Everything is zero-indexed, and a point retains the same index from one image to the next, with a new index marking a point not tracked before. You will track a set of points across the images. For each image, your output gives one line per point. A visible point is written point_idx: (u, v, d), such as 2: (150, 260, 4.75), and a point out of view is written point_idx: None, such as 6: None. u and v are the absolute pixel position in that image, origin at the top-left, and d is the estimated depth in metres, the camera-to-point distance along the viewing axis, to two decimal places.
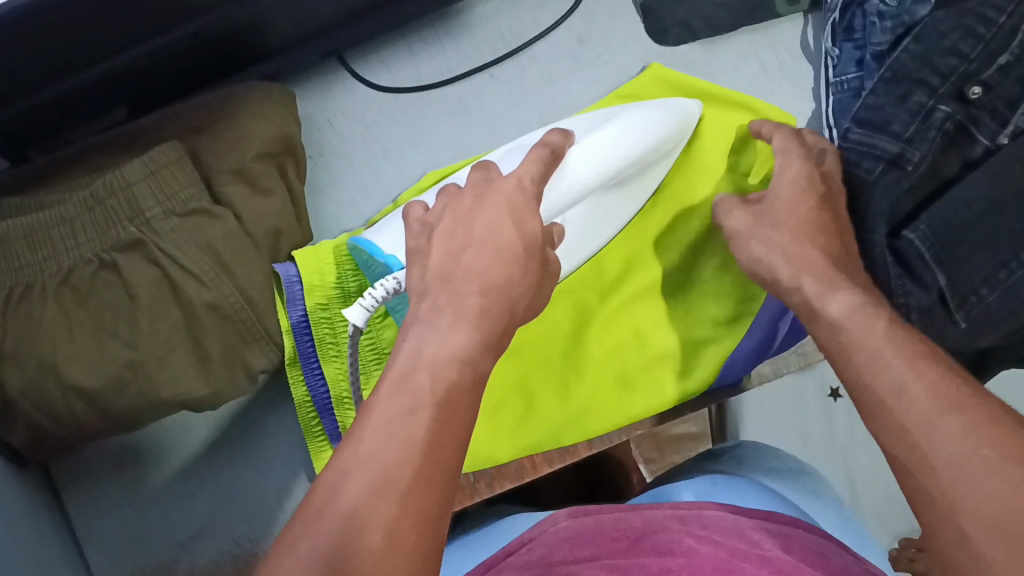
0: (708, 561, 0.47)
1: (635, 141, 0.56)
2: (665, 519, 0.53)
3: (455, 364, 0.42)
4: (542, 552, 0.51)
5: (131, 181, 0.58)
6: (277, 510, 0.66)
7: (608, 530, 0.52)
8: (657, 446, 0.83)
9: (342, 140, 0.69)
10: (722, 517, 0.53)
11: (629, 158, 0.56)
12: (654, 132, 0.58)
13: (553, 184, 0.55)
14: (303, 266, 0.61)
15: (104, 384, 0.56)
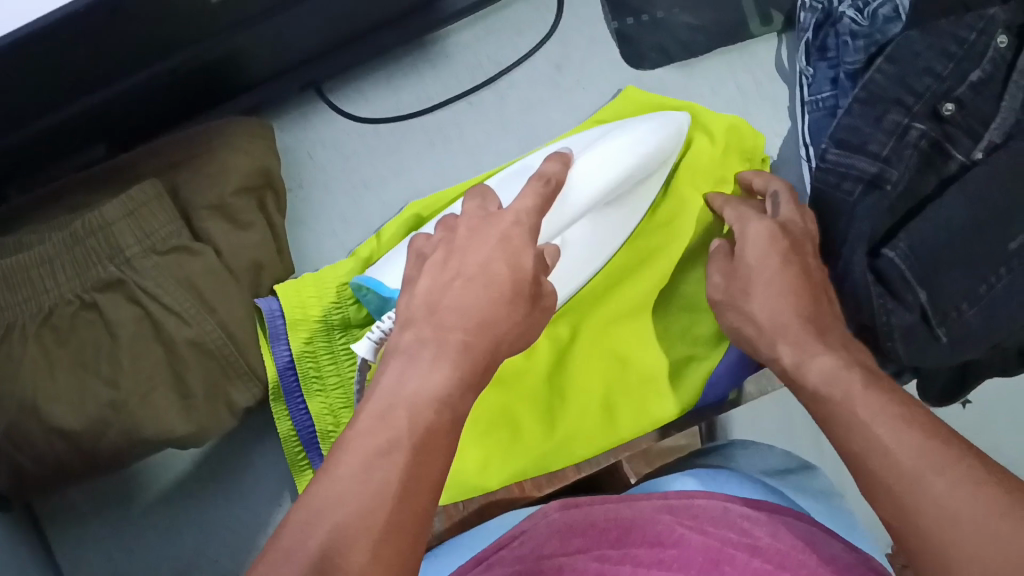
0: (698, 560, 0.48)
1: (631, 152, 0.59)
2: (656, 510, 0.53)
3: (440, 397, 0.42)
4: (530, 548, 0.51)
5: (111, 220, 0.57)
6: (265, 544, 0.66)
7: (598, 522, 0.52)
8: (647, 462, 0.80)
9: (322, 171, 0.69)
10: (711, 505, 0.54)
11: (625, 171, 0.58)
12: (653, 145, 0.60)
13: (556, 210, 0.56)
14: (285, 300, 0.61)
15: (85, 426, 0.56)
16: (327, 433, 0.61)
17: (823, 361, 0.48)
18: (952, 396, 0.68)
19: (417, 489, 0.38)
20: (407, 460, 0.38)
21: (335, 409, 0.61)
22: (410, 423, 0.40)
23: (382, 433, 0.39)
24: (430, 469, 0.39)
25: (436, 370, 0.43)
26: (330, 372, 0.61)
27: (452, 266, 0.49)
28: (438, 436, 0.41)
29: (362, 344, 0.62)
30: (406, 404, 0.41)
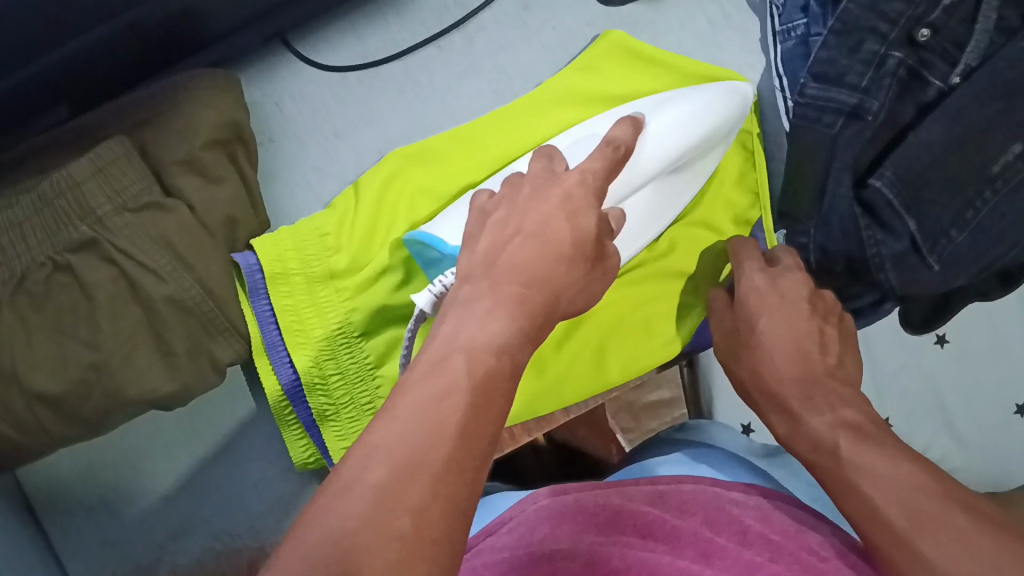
0: (690, 544, 0.49)
1: (702, 116, 0.57)
2: (645, 496, 0.56)
3: (499, 343, 0.38)
4: (519, 532, 0.53)
5: (79, 179, 0.57)
6: (255, 501, 0.65)
7: (586, 504, 0.55)
8: (632, 415, 0.83)
9: (292, 124, 0.68)
10: (700, 489, 0.56)
11: (694, 136, 0.56)
12: (727, 112, 0.58)
13: (627, 171, 0.54)
14: (262, 254, 0.60)
15: (67, 389, 0.56)
16: (313, 384, 0.60)
17: (818, 422, 0.50)
18: (934, 320, 0.69)
19: (477, 433, 0.34)
20: (467, 403, 0.35)
21: (320, 359, 0.60)
22: (466, 370, 0.36)
23: (436, 379, 0.36)
24: (489, 411, 0.35)
25: (492, 321, 0.39)
26: (313, 323, 0.60)
27: (512, 224, 0.45)
28: (498, 384, 0.37)
29: (348, 294, 0.61)
30: (463, 349, 0.37)
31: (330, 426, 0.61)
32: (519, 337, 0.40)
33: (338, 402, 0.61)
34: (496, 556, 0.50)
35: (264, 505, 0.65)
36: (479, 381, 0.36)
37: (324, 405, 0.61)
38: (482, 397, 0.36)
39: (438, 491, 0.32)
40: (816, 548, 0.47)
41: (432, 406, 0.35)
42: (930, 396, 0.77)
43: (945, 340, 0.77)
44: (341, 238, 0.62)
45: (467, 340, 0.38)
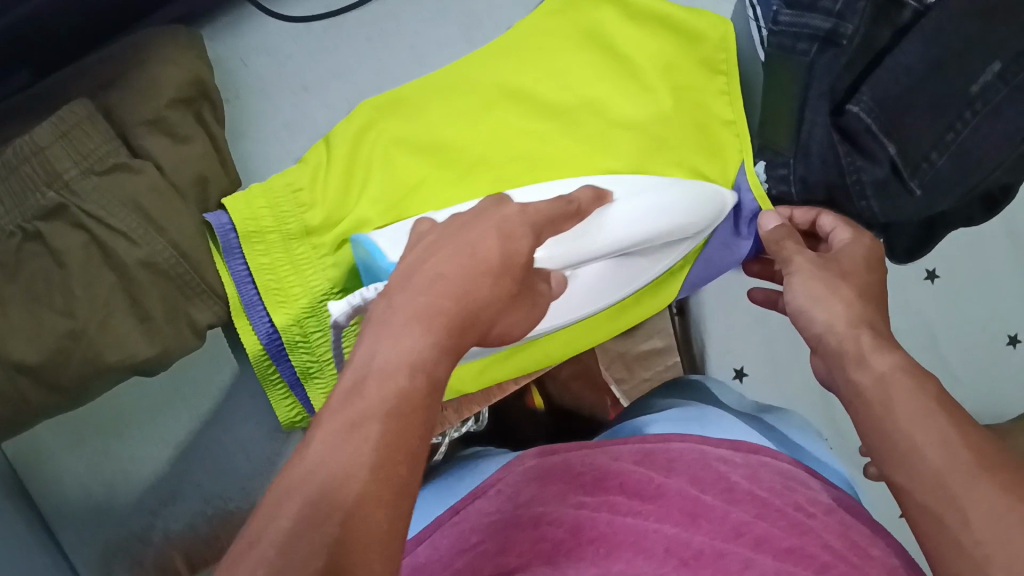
0: (678, 503, 0.50)
1: (665, 210, 0.57)
2: (632, 454, 0.57)
3: (415, 361, 0.36)
4: (507, 494, 0.56)
5: (43, 144, 0.55)
6: (246, 465, 0.65)
7: (571, 465, 0.57)
8: (625, 365, 0.84)
9: (259, 78, 0.67)
10: (686, 448, 0.57)
11: (656, 230, 0.57)
12: (692, 205, 0.58)
13: (577, 235, 0.53)
14: (235, 213, 0.59)
15: (46, 357, 0.55)
16: (295, 342, 0.59)
17: (875, 355, 0.43)
18: (917, 250, 0.68)
19: (391, 466, 0.33)
20: (380, 428, 0.34)
21: (301, 318, 0.59)
22: (380, 392, 0.35)
23: (349, 406, 0.35)
24: (404, 439, 0.34)
25: (409, 334, 0.37)
26: (292, 282, 0.59)
27: (436, 247, 0.43)
28: (413, 406, 0.35)
29: (325, 250, 0.59)
30: (376, 373, 0.36)
31: (313, 382, 0.60)
32: (435, 350, 0.37)
33: (321, 358, 0.59)
34: (483, 520, 0.53)
35: (255, 466, 0.65)
36: (394, 405, 0.35)
37: (307, 362, 0.60)
38: (396, 424, 0.34)
39: (348, 535, 0.31)
40: (799, 504, 0.49)
41: (342, 438, 0.33)
42: (925, 333, 0.80)
43: (934, 275, 0.81)
44: (314, 193, 0.60)
45: (381, 358, 0.36)
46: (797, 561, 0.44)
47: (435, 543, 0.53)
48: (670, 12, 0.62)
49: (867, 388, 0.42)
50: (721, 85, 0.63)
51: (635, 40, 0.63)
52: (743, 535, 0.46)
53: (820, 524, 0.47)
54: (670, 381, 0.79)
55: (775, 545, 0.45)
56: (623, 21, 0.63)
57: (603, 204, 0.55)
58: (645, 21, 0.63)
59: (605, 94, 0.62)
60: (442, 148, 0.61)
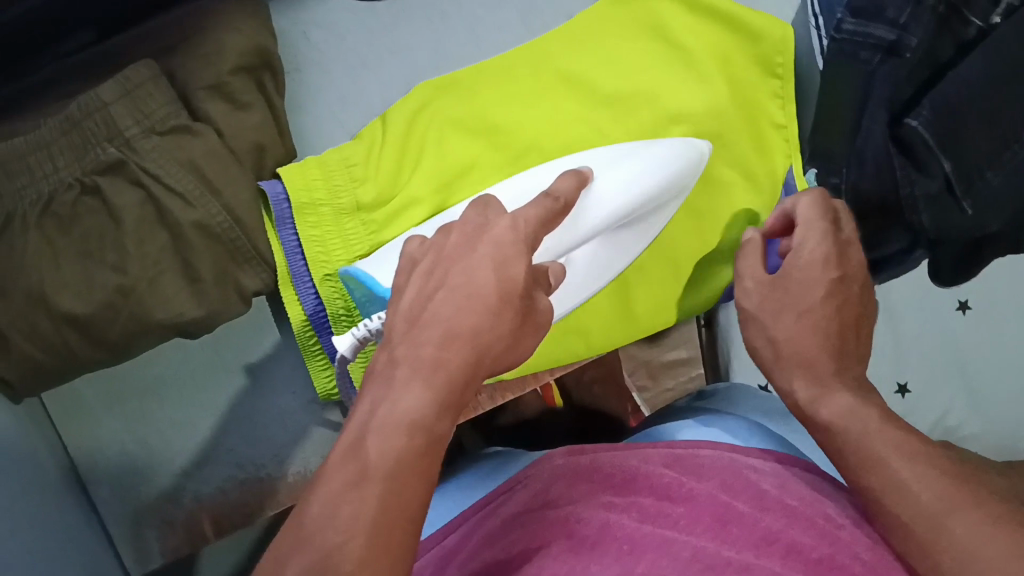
0: (708, 506, 0.50)
1: (632, 187, 0.57)
2: (662, 458, 0.57)
3: (413, 419, 0.39)
4: (537, 492, 0.56)
5: (107, 100, 0.56)
6: (281, 434, 0.66)
7: (601, 465, 0.57)
8: (649, 372, 0.85)
9: (319, 53, 0.67)
10: (716, 454, 0.57)
11: (637, 198, 0.57)
12: (657, 177, 0.58)
13: (566, 224, 0.54)
14: (290, 184, 0.60)
15: (95, 310, 0.56)
16: (338, 314, 0.60)
17: None
18: (971, 267, 0.67)
19: (392, 524, 0.36)
20: (380, 490, 0.37)
21: (345, 291, 0.59)
22: (378, 454, 0.38)
23: (350, 464, 0.38)
24: (405, 493, 0.37)
25: (410, 393, 0.40)
26: (339, 256, 0.60)
27: (437, 276, 0.44)
28: (412, 464, 0.38)
29: (374, 227, 0.61)
30: (376, 431, 0.39)
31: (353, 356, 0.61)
32: (437, 406, 0.40)
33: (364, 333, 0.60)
34: (512, 518, 0.53)
35: (290, 434, 0.66)
36: (392, 464, 0.37)
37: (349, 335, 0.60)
38: (392, 486, 0.37)
39: None
40: (832, 516, 0.49)
41: (342, 498, 0.37)
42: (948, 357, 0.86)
43: (966, 306, 0.86)
44: (368, 169, 0.61)
45: (386, 411, 0.39)
46: (826, 569, 0.44)
47: (467, 542, 0.53)
48: (739, 11, 0.62)
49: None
50: (776, 89, 0.64)
51: (694, 37, 0.63)
52: (773, 539, 0.46)
53: (857, 536, 0.47)
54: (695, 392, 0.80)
55: (807, 554, 0.45)
56: (691, 17, 0.63)
57: (584, 191, 0.55)
58: (707, 17, 0.63)
59: (661, 87, 0.62)
60: (495, 134, 0.62)
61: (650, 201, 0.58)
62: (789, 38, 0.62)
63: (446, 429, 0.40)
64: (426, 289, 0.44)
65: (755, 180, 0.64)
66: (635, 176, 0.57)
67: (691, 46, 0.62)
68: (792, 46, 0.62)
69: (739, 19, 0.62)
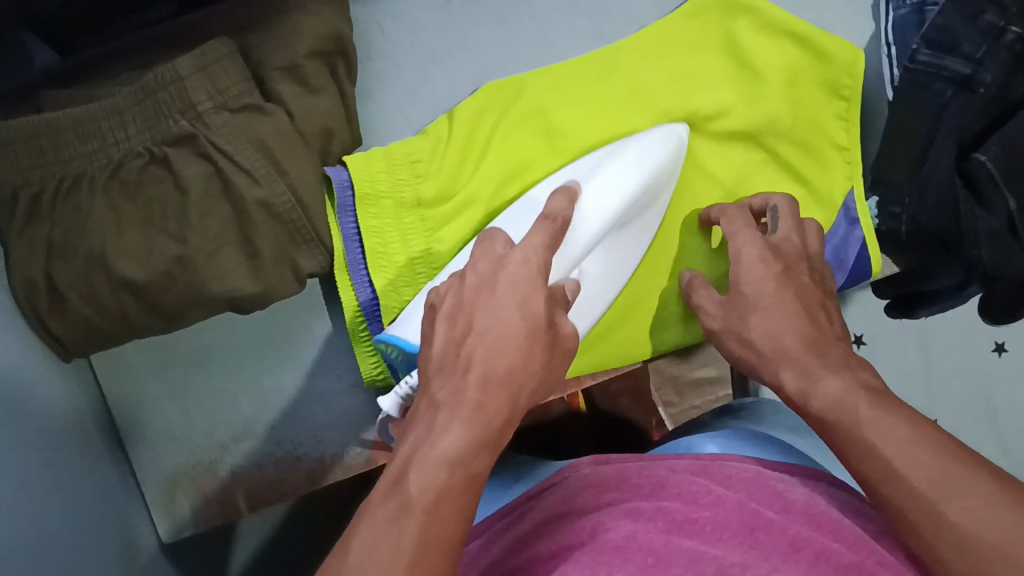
0: (736, 515, 0.49)
1: (625, 178, 0.56)
2: (689, 467, 0.57)
3: (452, 456, 0.39)
4: (565, 502, 0.55)
5: (183, 74, 0.56)
6: (320, 413, 0.66)
7: (628, 478, 0.57)
8: (675, 389, 0.89)
9: (390, 43, 0.68)
10: (746, 467, 0.56)
11: (632, 190, 0.56)
12: (634, 169, 0.57)
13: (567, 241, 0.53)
14: (355, 172, 0.60)
15: (153, 278, 0.56)
16: (391, 308, 0.61)
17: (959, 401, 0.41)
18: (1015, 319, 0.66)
19: (437, 553, 0.36)
20: (422, 522, 0.36)
21: (398, 286, 0.61)
22: (420, 489, 0.38)
23: (393, 501, 0.38)
24: (447, 524, 0.37)
25: (449, 434, 0.40)
26: (396, 250, 0.61)
27: (462, 323, 0.46)
28: (454, 494, 0.38)
29: (433, 223, 0.61)
30: (416, 468, 0.39)
31: None
32: (475, 446, 0.40)
33: None
34: (541, 527, 0.53)
35: (328, 415, 0.66)
36: (434, 496, 0.37)
37: None
38: (431, 517, 0.37)
39: None
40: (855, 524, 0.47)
41: (387, 530, 0.36)
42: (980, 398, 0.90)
43: (1002, 348, 0.89)
44: (431, 166, 0.62)
45: (423, 455, 0.39)
46: (852, 574, 0.43)
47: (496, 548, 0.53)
48: (807, 29, 0.63)
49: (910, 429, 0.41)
50: (841, 111, 0.64)
51: (755, 49, 0.63)
52: (801, 547, 0.45)
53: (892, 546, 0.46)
54: (721, 407, 0.80)
55: (836, 560, 0.44)
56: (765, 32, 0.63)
57: (575, 206, 0.54)
58: (780, 31, 0.63)
59: (729, 101, 0.63)
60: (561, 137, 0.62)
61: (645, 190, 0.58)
62: (858, 63, 0.63)
63: (484, 468, 0.41)
64: (457, 322, 0.46)
65: (823, 202, 0.65)
66: (624, 169, 0.57)
67: (757, 57, 0.63)
68: (862, 70, 0.63)
69: (805, 38, 0.63)
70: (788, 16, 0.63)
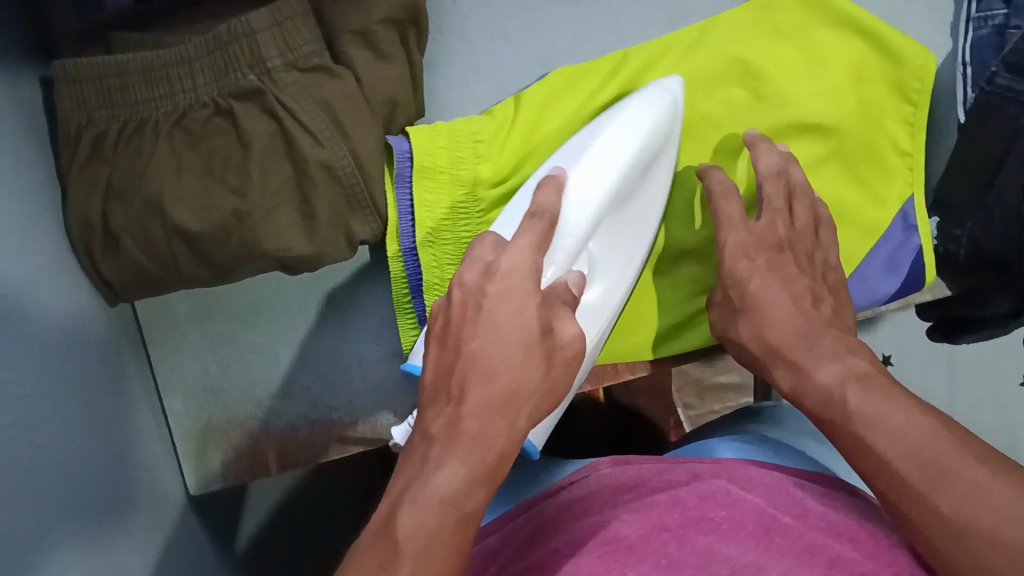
0: (752, 518, 0.48)
1: (613, 150, 0.56)
2: (709, 469, 0.56)
3: (445, 495, 0.40)
4: (585, 499, 0.55)
5: (255, 29, 0.56)
6: (357, 379, 0.66)
7: (644, 481, 0.56)
8: (696, 393, 1.01)
9: (463, 17, 0.68)
10: (766, 472, 0.55)
11: (622, 161, 0.56)
12: (626, 146, 0.56)
13: (554, 244, 0.53)
14: (417, 144, 0.61)
15: (208, 230, 0.56)
16: (433, 284, 0.62)
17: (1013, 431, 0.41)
18: None
19: None
20: (408, 570, 0.37)
21: (443, 263, 0.62)
22: (412, 529, 0.38)
23: (380, 546, 0.39)
24: (429, 575, 0.37)
25: (447, 466, 0.40)
26: (445, 225, 0.62)
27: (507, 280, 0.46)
28: (446, 534, 0.39)
29: (484, 205, 0.62)
30: (409, 504, 0.40)
31: None
32: (475, 477, 0.40)
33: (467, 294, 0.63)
34: (558, 524, 0.53)
35: (364, 383, 0.66)
36: (420, 543, 0.38)
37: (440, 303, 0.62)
38: (421, 563, 0.38)
39: None
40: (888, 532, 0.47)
41: None
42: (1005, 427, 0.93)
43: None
44: (493, 148, 0.62)
45: (420, 488, 0.40)
46: None
47: (514, 543, 0.53)
48: (881, 30, 0.64)
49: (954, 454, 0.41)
50: (907, 115, 0.66)
51: (828, 48, 0.65)
52: (815, 554, 0.44)
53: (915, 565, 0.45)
54: (741, 410, 0.80)
55: (853, 566, 0.43)
56: (838, 33, 0.65)
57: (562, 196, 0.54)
58: (854, 31, 0.65)
59: (798, 95, 0.65)
60: None
61: (643, 157, 0.57)
62: (932, 67, 0.64)
63: (479, 504, 0.41)
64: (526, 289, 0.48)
65: (882, 201, 0.67)
66: (611, 140, 0.56)
67: (826, 54, 0.65)
68: (932, 74, 0.64)
69: (878, 38, 0.65)
70: (864, 11, 0.65)
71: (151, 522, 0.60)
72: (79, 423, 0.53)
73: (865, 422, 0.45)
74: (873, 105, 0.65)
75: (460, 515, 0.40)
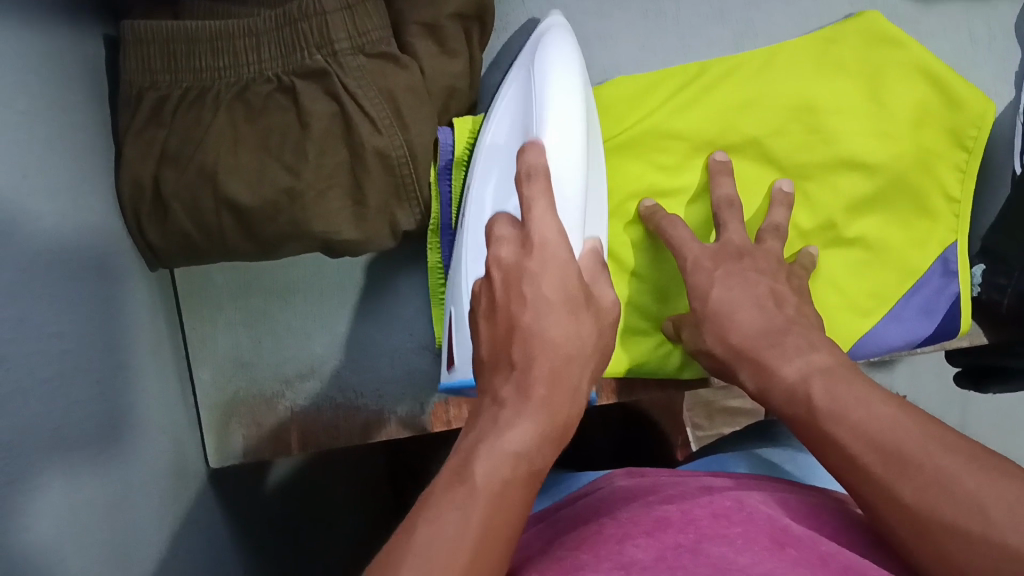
0: (763, 528, 0.45)
1: (572, 86, 0.53)
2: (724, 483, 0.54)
3: (519, 449, 0.39)
4: (599, 505, 0.54)
5: (328, 9, 0.56)
6: (387, 367, 0.67)
7: (655, 491, 0.54)
8: (705, 414, 0.99)
9: (530, 19, 0.68)
10: (784, 487, 0.54)
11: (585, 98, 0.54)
12: (578, 90, 0.53)
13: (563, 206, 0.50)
14: (460, 136, 0.62)
15: (259, 205, 0.56)
16: None
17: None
18: None
19: (492, 544, 0.36)
20: (484, 509, 0.36)
21: None
22: (486, 476, 0.38)
23: (457, 487, 0.37)
24: (509, 517, 0.37)
25: (518, 427, 0.40)
26: None
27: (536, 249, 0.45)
28: (512, 493, 0.38)
29: None
30: (483, 456, 0.39)
31: None
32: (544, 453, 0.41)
33: None
34: (568, 529, 0.51)
35: (393, 371, 0.67)
36: (497, 487, 0.37)
37: None
38: (496, 504, 0.37)
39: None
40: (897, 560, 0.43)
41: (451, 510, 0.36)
42: None
43: None
44: None
45: (492, 442, 0.40)
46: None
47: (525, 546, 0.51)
48: (943, 73, 0.65)
49: (965, 458, 0.39)
50: (961, 160, 0.67)
51: (887, 83, 0.66)
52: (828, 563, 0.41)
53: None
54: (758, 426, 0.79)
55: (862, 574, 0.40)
56: (898, 70, 0.66)
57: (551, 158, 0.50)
58: (914, 70, 0.66)
59: (852, 131, 0.65)
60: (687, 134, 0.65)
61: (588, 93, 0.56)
62: (993, 114, 0.67)
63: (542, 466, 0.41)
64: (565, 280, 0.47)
65: (924, 244, 0.68)
66: (566, 78, 0.54)
67: (886, 89, 0.65)
68: (989, 121, 0.66)
69: (937, 80, 0.66)
70: (934, 56, 0.65)
71: (166, 483, 0.59)
72: (106, 360, 0.53)
73: (842, 422, 0.44)
74: (926, 148, 0.66)
75: (526, 472, 0.39)
